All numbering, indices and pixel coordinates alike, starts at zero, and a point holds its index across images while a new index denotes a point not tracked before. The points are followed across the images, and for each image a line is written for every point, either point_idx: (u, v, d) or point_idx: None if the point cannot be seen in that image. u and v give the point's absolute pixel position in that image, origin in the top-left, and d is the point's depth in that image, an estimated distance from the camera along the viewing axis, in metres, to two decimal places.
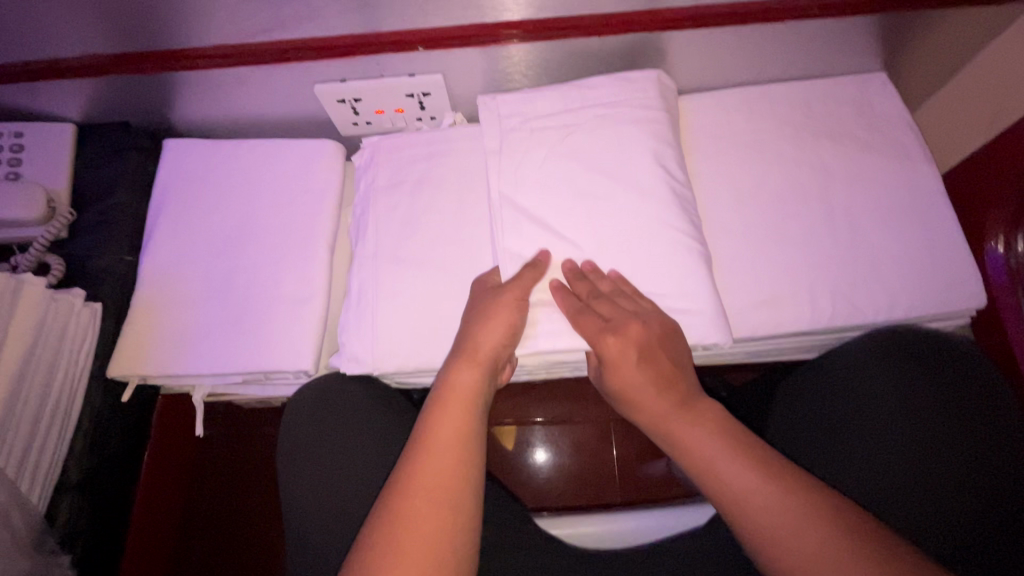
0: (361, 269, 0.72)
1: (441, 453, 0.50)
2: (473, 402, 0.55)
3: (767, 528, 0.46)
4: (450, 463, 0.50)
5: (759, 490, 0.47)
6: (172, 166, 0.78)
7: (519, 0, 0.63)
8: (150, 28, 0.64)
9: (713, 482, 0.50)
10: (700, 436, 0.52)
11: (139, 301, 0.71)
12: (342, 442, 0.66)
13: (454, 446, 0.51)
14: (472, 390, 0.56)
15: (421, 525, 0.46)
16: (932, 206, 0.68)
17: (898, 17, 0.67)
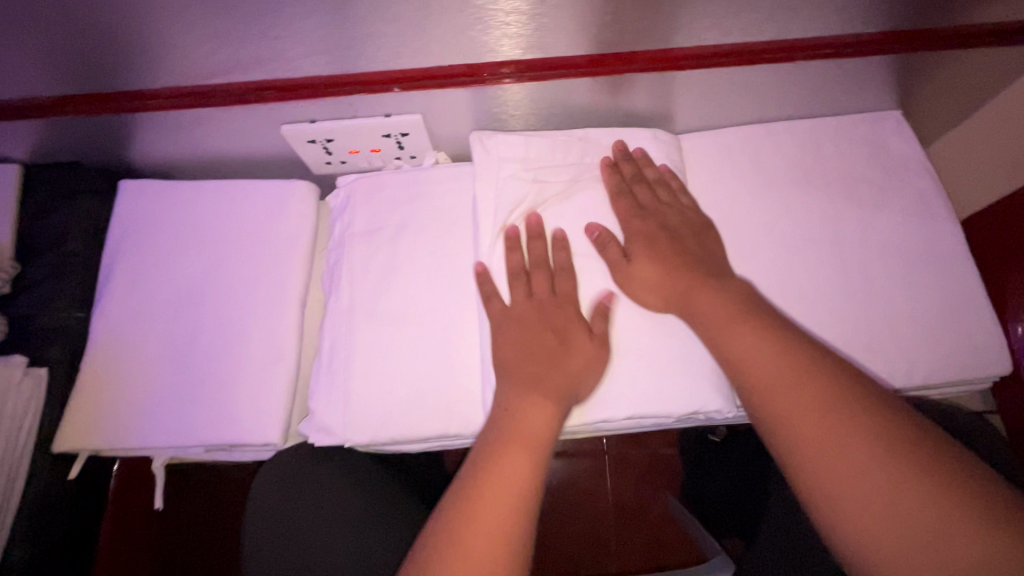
0: (334, 327, 0.67)
1: (501, 499, 0.43)
2: (538, 450, 0.46)
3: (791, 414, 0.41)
4: (508, 518, 0.42)
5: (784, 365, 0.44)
6: (128, 211, 0.71)
7: (506, 40, 0.57)
8: (93, 69, 0.58)
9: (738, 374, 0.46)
10: (727, 319, 0.49)
11: (90, 364, 0.65)
12: (312, 526, 0.60)
13: (515, 494, 0.43)
14: (535, 434, 0.47)
15: (494, 487, 0.43)
16: (951, 261, 0.63)
17: (916, 57, 0.61)
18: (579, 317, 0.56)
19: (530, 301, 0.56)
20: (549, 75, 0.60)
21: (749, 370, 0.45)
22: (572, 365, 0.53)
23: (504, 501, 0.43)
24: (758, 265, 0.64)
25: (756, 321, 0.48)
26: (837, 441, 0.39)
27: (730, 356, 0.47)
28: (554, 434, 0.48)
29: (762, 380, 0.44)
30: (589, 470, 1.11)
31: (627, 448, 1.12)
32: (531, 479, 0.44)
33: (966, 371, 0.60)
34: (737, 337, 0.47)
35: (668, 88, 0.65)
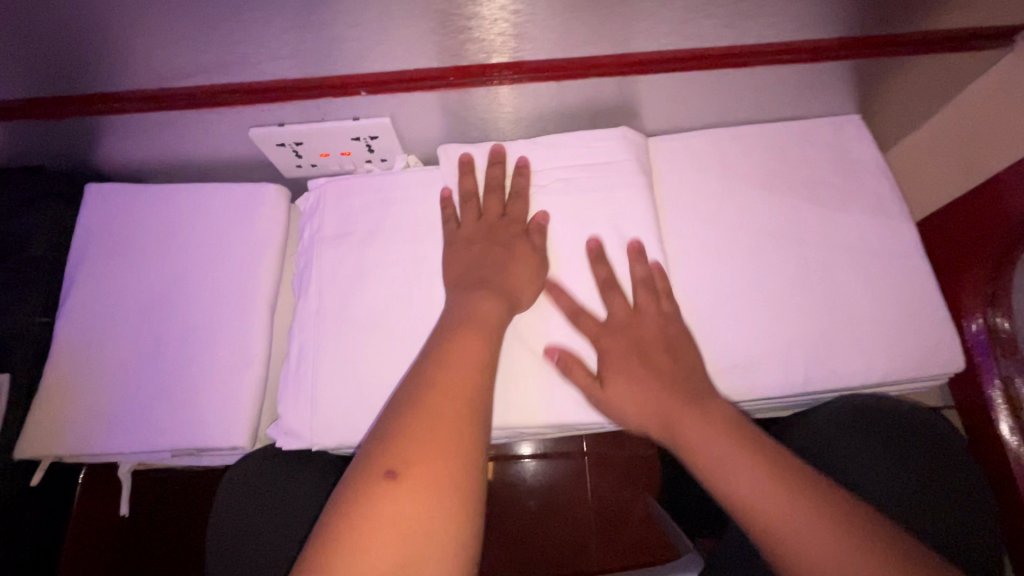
0: (302, 330, 0.67)
1: (434, 442, 0.41)
2: (472, 393, 0.46)
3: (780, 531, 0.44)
4: (447, 456, 0.41)
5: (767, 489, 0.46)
6: (94, 215, 0.70)
7: (503, 44, 0.57)
8: (54, 73, 0.57)
9: (723, 484, 0.48)
10: (710, 433, 0.50)
11: (54, 369, 0.64)
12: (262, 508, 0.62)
13: (451, 437, 0.42)
14: (470, 381, 0.46)
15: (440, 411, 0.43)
16: (908, 260, 0.65)
17: (873, 63, 0.63)
18: (523, 229, 0.61)
19: (481, 221, 0.62)
20: (542, 78, 0.62)
21: (737, 493, 0.47)
22: (516, 268, 0.59)
23: (440, 443, 0.41)
24: (722, 267, 0.65)
25: (739, 438, 0.50)
26: (802, 521, 0.44)
27: (695, 445, 0.50)
28: (483, 372, 0.48)
29: (723, 465, 0.48)
30: (569, 473, 1.12)
31: (606, 449, 1.12)
32: (468, 421, 0.44)
33: (921, 369, 0.61)
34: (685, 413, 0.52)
35: (633, 92, 0.66)
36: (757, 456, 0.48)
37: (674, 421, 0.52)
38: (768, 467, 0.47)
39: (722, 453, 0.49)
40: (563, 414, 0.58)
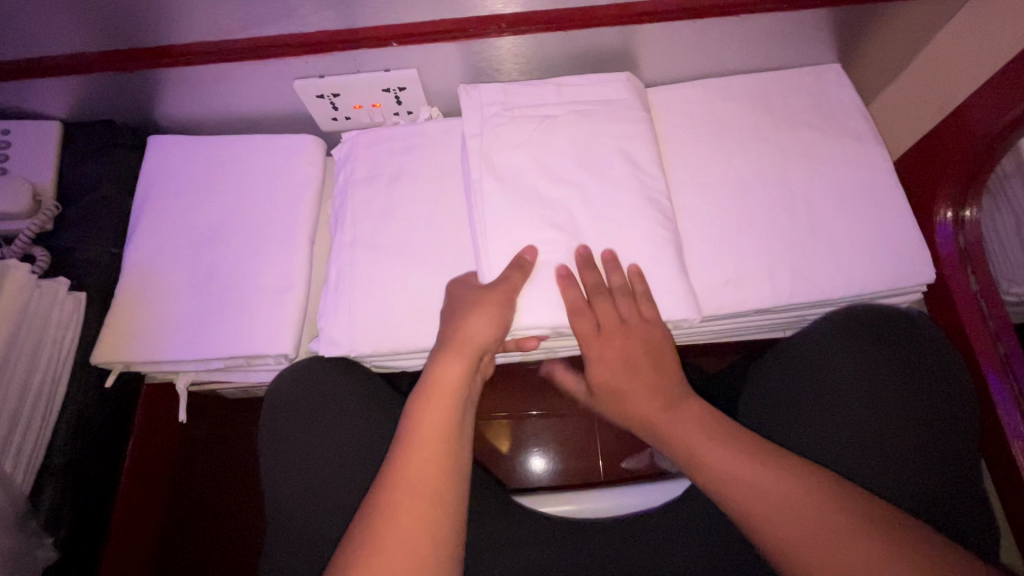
0: (339, 257, 0.74)
1: (422, 454, 0.52)
2: (457, 397, 0.57)
3: (768, 524, 0.49)
4: (432, 467, 0.52)
5: (748, 474, 0.51)
6: (155, 161, 0.80)
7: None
8: (131, 27, 0.67)
9: (703, 472, 0.54)
10: (688, 424, 0.57)
11: (124, 288, 0.73)
12: (334, 435, 0.68)
13: (436, 446, 0.53)
14: (455, 387, 0.57)
15: (423, 443, 0.53)
16: (885, 188, 0.72)
17: (847, 11, 0.71)
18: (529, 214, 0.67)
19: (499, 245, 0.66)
20: (550, 28, 0.70)
21: (721, 482, 0.52)
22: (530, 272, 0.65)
23: (426, 453, 0.53)
24: (715, 199, 0.72)
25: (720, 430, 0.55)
26: (758, 490, 0.50)
27: (673, 436, 0.57)
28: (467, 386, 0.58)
29: (694, 444, 0.55)
30: (581, 427, 1.18)
31: None
32: (450, 427, 0.55)
33: (896, 282, 0.68)
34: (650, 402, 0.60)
35: (632, 42, 0.74)
36: (735, 450, 0.53)
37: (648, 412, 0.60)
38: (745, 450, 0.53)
39: (689, 431, 0.56)
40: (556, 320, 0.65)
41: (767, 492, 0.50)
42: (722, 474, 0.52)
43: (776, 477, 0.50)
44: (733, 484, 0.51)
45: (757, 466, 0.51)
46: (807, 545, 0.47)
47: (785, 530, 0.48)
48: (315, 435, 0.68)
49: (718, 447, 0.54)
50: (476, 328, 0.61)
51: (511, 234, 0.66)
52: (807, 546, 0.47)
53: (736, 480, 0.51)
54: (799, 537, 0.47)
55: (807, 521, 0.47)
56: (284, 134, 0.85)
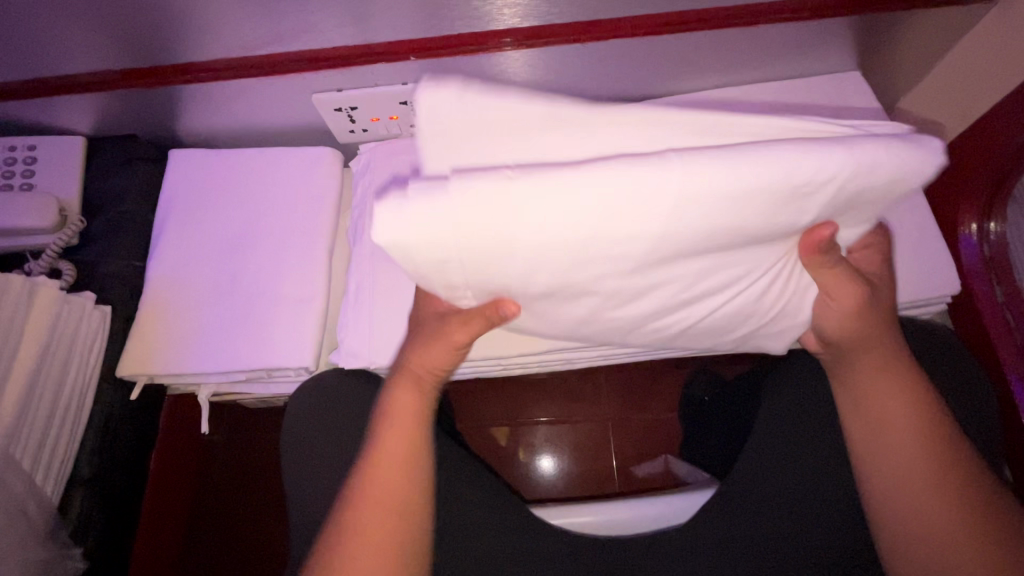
0: (359, 268, 0.75)
1: (390, 472, 0.58)
2: (418, 418, 0.62)
3: (911, 502, 0.55)
4: (400, 481, 0.57)
5: (899, 437, 0.57)
6: (177, 175, 0.81)
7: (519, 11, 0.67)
8: (155, 45, 0.68)
9: (870, 432, 0.59)
10: (888, 391, 0.59)
11: (148, 302, 0.74)
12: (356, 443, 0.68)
13: (400, 465, 0.58)
14: (412, 411, 0.62)
15: (381, 479, 0.57)
16: (908, 197, 0.71)
17: (869, 19, 0.70)
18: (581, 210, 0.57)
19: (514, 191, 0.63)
20: (567, 41, 0.70)
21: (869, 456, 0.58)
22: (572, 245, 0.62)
23: (396, 470, 0.58)
24: None
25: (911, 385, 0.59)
26: (896, 467, 0.56)
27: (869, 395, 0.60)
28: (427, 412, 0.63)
29: (864, 400, 0.60)
30: (596, 433, 1.18)
31: (630, 411, 1.19)
32: (417, 446, 0.60)
33: (920, 292, 0.67)
34: (873, 352, 0.60)
35: (650, 52, 0.74)
36: (914, 420, 0.57)
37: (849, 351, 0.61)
38: (919, 412, 0.57)
39: (879, 391, 0.59)
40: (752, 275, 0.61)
41: (909, 469, 0.56)
42: (878, 443, 0.58)
43: (921, 457, 0.56)
44: (882, 454, 0.57)
45: (914, 440, 0.56)
46: (916, 522, 0.54)
47: (912, 502, 0.55)
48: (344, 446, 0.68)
49: (892, 408, 0.58)
50: (427, 356, 0.63)
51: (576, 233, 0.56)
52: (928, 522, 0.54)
53: (886, 449, 0.57)
54: (918, 512, 0.54)
55: (923, 498, 0.54)
56: (301, 146, 0.86)
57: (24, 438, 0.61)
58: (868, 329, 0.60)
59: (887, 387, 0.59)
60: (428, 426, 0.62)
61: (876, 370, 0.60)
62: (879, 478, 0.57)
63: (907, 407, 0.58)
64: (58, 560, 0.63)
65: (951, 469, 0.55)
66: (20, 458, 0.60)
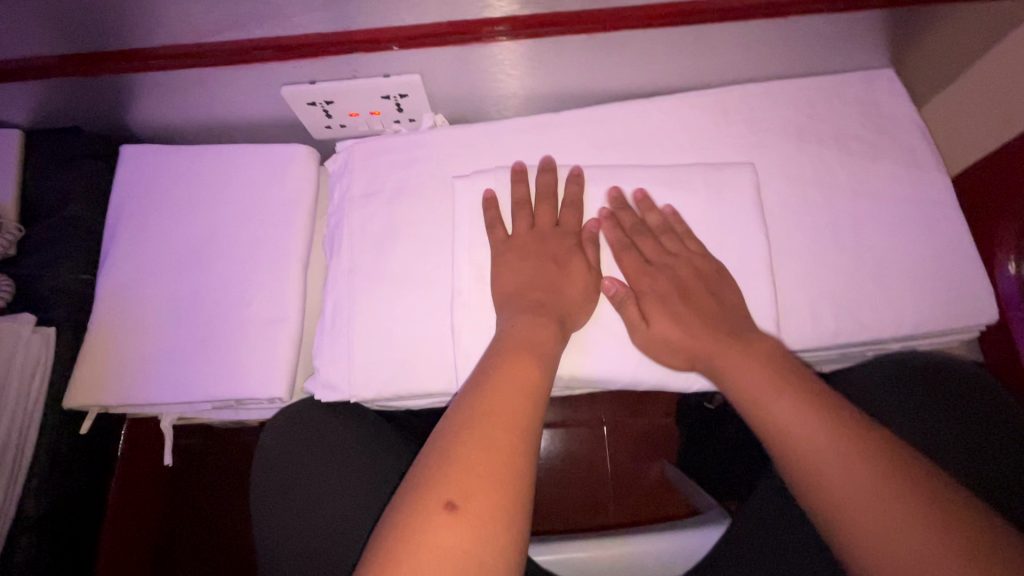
0: (336, 286, 0.67)
1: (496, 430, 0.45)
2: (533, 390, 0.49)
3: (845, 509, 0.43)
4: (506, 442, 0.44)
5: (814, 433, 0.46)
6: (129, 176, 0.72)
7: None
8: (92, 29, 0.58)
9: (772, 431, 0.48)
10: (761, 378, 0.51)
11: (98, 324, 0.66)
12: (326, 470, 0.62)
13: (513, 426, 0.45)
14: (530, 381, 0.49)
15: (488, 442, 0.44)
16: (940, 213, 0.65)
17: (908, 11, 0.62)
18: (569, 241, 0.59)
19: (527, 230, 0.60)
20: (570, 30, 0.62)
21: (791, 445, 0.47)
22: (570, 289, 0.58)
23: (499, 428, 0.45)
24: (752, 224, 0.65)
25: (792, 380, 0.50)
26: (833, 468, 0.44)
27: (740, 384, 0.52)
28: (543, 380, 0.50)
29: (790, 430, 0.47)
30: (588, 438, 1.13)
31: (624, 418, 1.14)
32: (531, 415, 0.47)
33: (953, 321, 0.61)
34: (735, 360, 0.53)
35: (662, 45, 0.66)
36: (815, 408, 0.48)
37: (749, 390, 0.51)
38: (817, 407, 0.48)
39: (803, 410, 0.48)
40: None
41: (844, 481, 0.44)
42: (797, 428, 0.47)
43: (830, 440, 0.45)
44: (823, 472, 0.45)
45: (848, 460, 0.44)
46: (867, 532, 0.42)
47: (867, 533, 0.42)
48: (323, 493, 0.61)
49: (811, 429, 0.46)
50: (527, 328, 0.54)
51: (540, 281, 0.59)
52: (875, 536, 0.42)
53: (815, 452, 0.45)
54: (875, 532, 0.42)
55: (852, 499, 0.43)
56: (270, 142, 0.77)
57: None
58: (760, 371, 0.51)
59: (800, 412, 0.48)
60: (540, 403, 0.48)
61: (779, 387, 0.50)
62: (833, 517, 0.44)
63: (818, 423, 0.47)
64: None
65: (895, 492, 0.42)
66: None
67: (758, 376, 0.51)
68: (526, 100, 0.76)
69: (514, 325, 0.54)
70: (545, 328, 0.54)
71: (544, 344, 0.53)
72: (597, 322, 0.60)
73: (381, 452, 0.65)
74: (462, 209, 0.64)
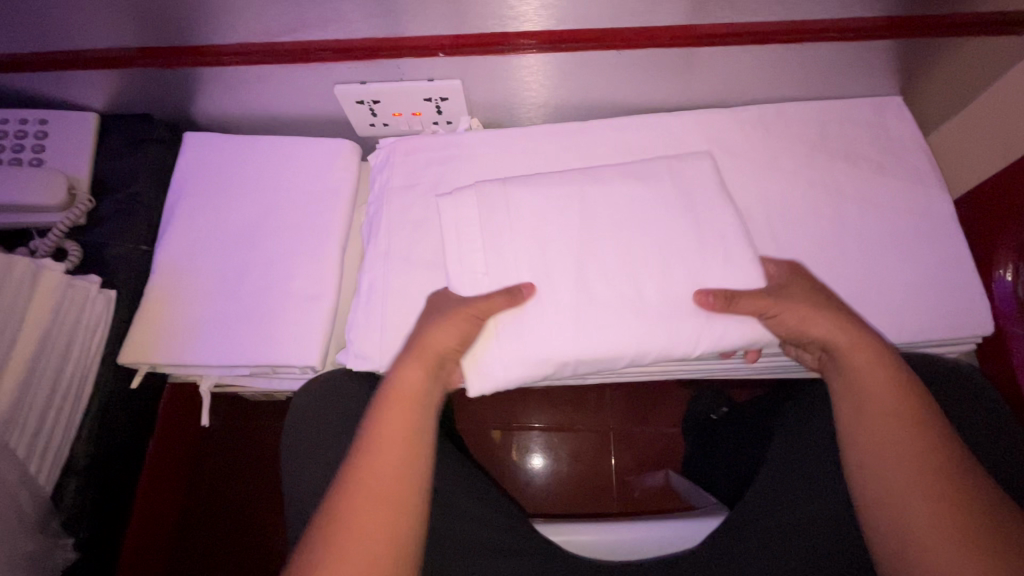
0: (372, 267, 0.73)
1: (389, 441, 0.50)
2: (418, 406, 0.53)
3: (877, 459, 0.49)
4: (398, 445, 0.50)
5: (879, 394, 0.52)
6: (189, 159, 0.79)
7: (553, 12, 0.64)
8: (175, 26, 0.65)
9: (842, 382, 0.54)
10: (833, 326, 0.56)
11: (153, 292, 0.72)
12: (332, 451, 0.66)
13: (400, 436, 0.51)
14: (416, 395, 0.53)
15: (387, 441, 0.50)
16: (943, 229, 0.69)
17: (915, 42, 0.67)
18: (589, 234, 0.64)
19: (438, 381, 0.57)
20: (600, 47, 0.68)
21: (852, 402, 0.53)
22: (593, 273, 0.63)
23: (393, 451, 0.50)
24: (763, 230, 0.69)
25: (864, 335, 0.55)
26: (877, 431, 0.50)
27: (813, 326, 0.57)
28: (428, 388, 0.55)
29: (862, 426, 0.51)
30: (593, 443, 1.15)
31: (631, 425, 1.16)
32: (417, 417, 0.52)
33: (952, 329, 0.65)
34: (826, 319, 0.56)
35: (685, 63, 0.72)
36: (887, 364, 0.53)
37: (848, 382, 0.54)
38: (886, 368, 0.53)
39: (883, 431, 0.50)
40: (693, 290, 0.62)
41: (881, 437, 0.50)
42: (854, 382, 0.53)
43: (888, 394, 0.51)
44: (874, 467, 0.49)
45: (910, 477, 0.48)
46: (891, 482, 0.48)
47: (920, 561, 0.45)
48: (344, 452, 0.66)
49: (883, 437, 0.50)
50: (443, 333, 0.58)
51: (507, 272, 0.63)
52: (898, 486, 0.48)
53: (860, 405, 0.52)
54: (919, 543, 0.45)
55: (887, 450, 0.49)
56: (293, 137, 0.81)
57: (20, 424, 0.60)
58: (863, 361, 0.54)
59: (881, 418, 0.51)
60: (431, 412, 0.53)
61: (866, 395, 0.52)
62: (890, 531, 0.47)
63: (898, 430, 0.50)
64: (49, 549, 0.61)
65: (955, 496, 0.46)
66: (15, 443, 0.59)
67: (860, 360, 0.54)
68: (555, 108, 0.82)
69: (430, 332, 0.58)
70: (452, 334, 0.58)
71: (447, 350, 0.58)
72: (504, 319, 0.61)
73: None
74: (465, 211, 0.66)
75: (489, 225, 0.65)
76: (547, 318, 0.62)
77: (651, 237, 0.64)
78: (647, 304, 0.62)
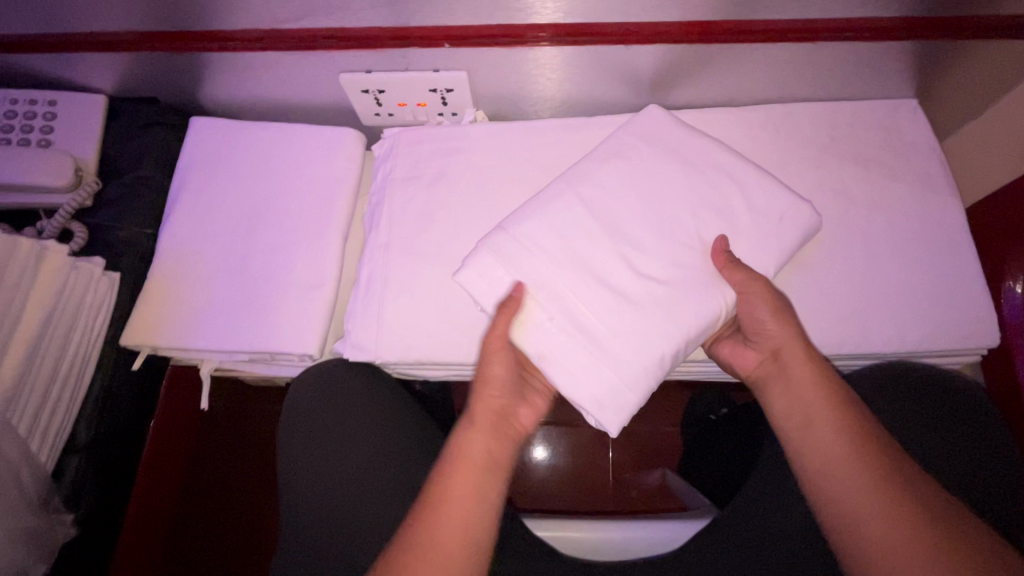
0: (372, 258, 0.73)
1: (462, 495, 0.52)
2: (491, 471, 0.54)
3: (820, 459, 0.53)
4: (468, 501, 0.51)
5: (816, 397, 0.56)
6: (195, 144, 0.79)
7: (562, 5, 0.63)
8: (181, 11, 0.65)
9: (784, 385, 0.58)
10: (778, 324, 0.60)
11: (155, 276, 0.73)
12: (329, 439, 0.67)
13: (470, 491, 0.52)
14: (485, 449, 0.55)
15: (456, 496, 0.51)
16: (952, 237, 0.67)
17: (933, 45, 0.65)
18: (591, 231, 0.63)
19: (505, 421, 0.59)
20: (608, 41, 0.67)
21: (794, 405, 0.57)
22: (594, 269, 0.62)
23: (462, 517, 0.50)
24: None
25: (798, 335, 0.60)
26: (816, 433, 0.54)
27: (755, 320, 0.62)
28: (495, 441, 0.56)
29: (807, 431, 0.55)
30: (591, 439, 1.15)
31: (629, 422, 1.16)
32: (489, 471, 0.54)
33: (956, 340, 0.64)
34: (762, 314, 0.61)
35: (695, 60, 0.70)
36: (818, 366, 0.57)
37: (790, 387, 0.58)
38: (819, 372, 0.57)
39: (825, 432, 0.54)
40: (690, 282, 0.62)
41: (821, 438, 0.54)
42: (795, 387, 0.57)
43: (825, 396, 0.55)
44: (819, 467, 0.53)
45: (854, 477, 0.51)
46: (836, 480, 0.51)
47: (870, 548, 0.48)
48: (339, 442, 0.67)
49: (822, 438, 0.54)
50: (497, 384, 0.59)
51: (560, 299, 0.60)
52: (840, 483, 0.51)
53: (801, 408, 0.56)
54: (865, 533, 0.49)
55: (826, 450, 0.53)
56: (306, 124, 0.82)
57: (22, 402, 0.61)
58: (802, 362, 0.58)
59: (820, 416, 0.55)
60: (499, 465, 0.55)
61: (805, 397, 0.56)
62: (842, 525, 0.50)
63: (841, 433, 0.53)
64: (49, 525, 0.63)
65: (901, 496, 0.49)
66: (17, 421, 0.60)
67: (803, 366, 0.58)
68: (562, 102, 0.81)
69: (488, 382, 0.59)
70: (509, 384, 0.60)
71: (506, 400, 0.59)
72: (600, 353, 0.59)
73: (387, 429, 0.68)
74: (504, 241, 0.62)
75: (525, 247, 0.62)
76: (616, 344, 0.59)
77: (659, 232, 0.63)
78: (653, 294, 0.61)
